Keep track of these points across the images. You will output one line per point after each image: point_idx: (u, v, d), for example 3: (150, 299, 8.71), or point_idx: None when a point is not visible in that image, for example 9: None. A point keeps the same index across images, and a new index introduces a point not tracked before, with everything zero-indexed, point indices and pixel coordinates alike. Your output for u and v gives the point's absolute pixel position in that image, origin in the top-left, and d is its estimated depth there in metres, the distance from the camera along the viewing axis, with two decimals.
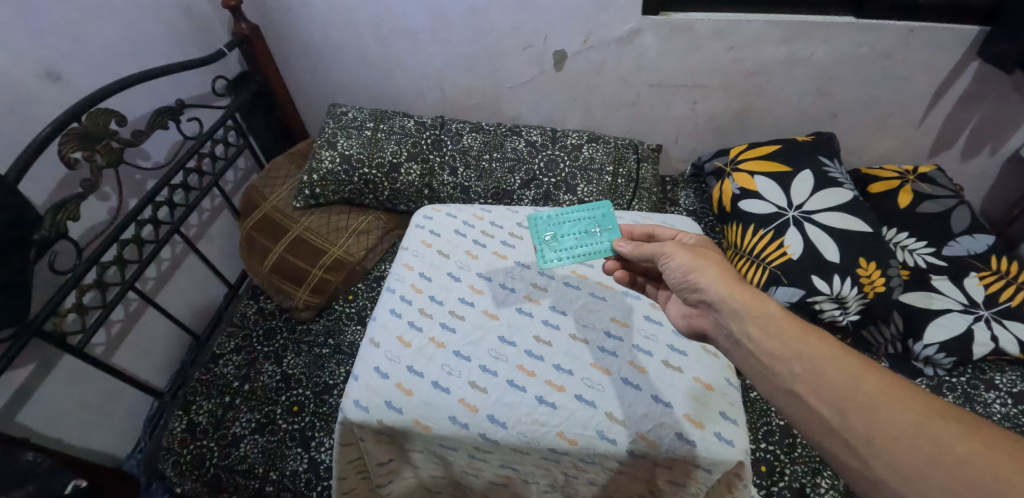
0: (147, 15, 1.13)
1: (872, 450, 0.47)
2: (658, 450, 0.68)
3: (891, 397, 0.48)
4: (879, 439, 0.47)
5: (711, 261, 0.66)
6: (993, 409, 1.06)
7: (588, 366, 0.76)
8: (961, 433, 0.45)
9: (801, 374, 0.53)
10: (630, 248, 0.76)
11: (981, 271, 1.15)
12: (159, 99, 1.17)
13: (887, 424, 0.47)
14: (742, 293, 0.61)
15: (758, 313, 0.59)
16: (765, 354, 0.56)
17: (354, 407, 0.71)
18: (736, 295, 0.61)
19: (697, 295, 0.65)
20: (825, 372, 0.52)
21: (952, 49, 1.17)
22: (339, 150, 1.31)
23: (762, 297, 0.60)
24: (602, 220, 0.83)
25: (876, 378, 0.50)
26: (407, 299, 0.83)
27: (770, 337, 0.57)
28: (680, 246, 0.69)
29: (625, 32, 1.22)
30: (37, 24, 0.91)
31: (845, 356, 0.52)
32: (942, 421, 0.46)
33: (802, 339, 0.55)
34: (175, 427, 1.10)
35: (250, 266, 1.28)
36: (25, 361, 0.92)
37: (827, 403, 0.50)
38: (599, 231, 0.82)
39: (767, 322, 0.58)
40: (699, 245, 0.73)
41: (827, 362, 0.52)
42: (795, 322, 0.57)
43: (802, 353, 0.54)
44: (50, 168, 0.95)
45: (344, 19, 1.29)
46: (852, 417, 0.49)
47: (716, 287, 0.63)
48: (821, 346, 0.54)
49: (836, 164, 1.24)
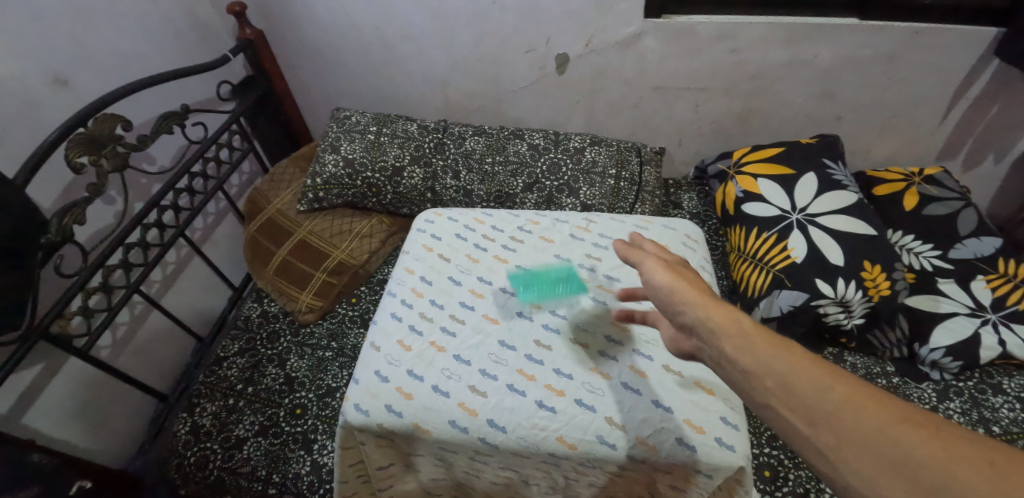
0: (154, 21, 1.15)
1: (842, 458, 0.45)
2: (658, 456, 0.67)
3: (857, 404, 0.47)
4: (847, 448, 0.45)
5: (689, 283, 0.64)
6: (1000, 414, 1.04)
7: (588, 371, 0.75)
8: (922, 435, 0.44)
9: (771, 385, 0.51)
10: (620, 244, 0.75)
11: (988, 275, 1.12)
12: (164, 104, 1.19)
13: (853, 431, 0.46)
14: (717, 313, 0.59)
15: (732, 332, 0.56)
16: (738, 369, 0.54)
17: (354, 411, 0.72)
18: (712, 315, 0.59)
19: (675, 316, 0.63)
20: (793, 383, 0.50)
21: (958, 50, 1.16)
22: (342, 153, 1.32)
23: (733, 312, 0.58)
24: (574, 276, 0.88)
25: (843, 385, 0.49)
26: (408, 303, 0.83)
27: (743, 352, 0.54)
28: (663, 265, 0.68)
29: (627, 36, 1.22)
30: (45, 31, 0.92)
31: (812, 363, 0.51)
32: (903, 424, 0.45)
33: (773, 350, 0.53)
34: (180, 430, 1.11)
35: (254, 269, 1.30)
36: (32, 363, 0.93)
37: (797, 413, 0.49)
38: (571, 285, 0.86)
39: (739, 338, 0.56)
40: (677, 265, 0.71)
41: (796, 373, 0.50)
42: (764, 333, 0.55)
43: (771, 364, 0.52)
44: (57, 173, 0.96)
45: (348, 23, 1.30)
46: (823, 428, 0.47)
47: (693, 307, 0.61)
48: (789, 356, 0.52)
49: (840, 166, 1.23)
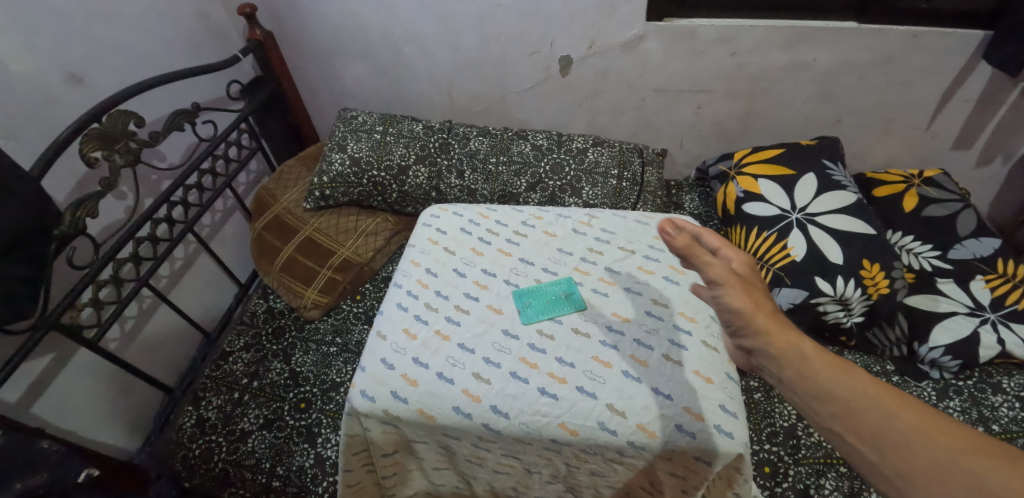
0: (166, 21, 1.17)
1: (912, 486, 0.46)
2: (658, 442, 0.68)
3: (924, 432, 0.47)
4: (918, 475, 0.45)
5: (760, 306, 0.63)
6: (1000, 413, 1.05)
7: (590, 359, 0.76)
8: (996, 466, 0.43)
9: (834, 409, 0.52)
10: (681, 242, 0.70)
11: (987, 274, 1.13)
12: (175, 102, 1.21)
13: (924, 459, 0.46)
14: (777, 337, 0.59)
15: (791, 357, 0.57)
16: (800, 393, 0.55)
17: (360, 397, 0.74)
18: (771, 338, 0.59)
19: (741, 336, 0.64)
20: (857, 409, 0.50)
21: (956, 53, 1.18)
22: (349, 152, 1.34)
23: (795, 337, 0.58)
24: (567, 286, 0.86)
25: (910, 412, 0.49)
26: (414, 294, 0.85)
27: (802, 377, 0.55)
28: (733, 283, 0.66)
29: (630, 39, 1.24)
30: (62, 28, 0.95)
31: (876, 388, 0.51)
32: (975, 455, 0.45)
33: (835, 375, 0.53)
34: (186, 422, 1.13)
35: (261, 265, 1.31)
36: (42, 352, 0.95)
37: (862, 438, 0.49)
38: (566, 295, 0.84)
39: (799, 363, 0.56)
40: (748, 276, 0.69)
41: (860, 398, 0.51)
42: (827, 358, 0.56)
43: (833, 389, 0.53)
44: (70, 167, 0.98)
45: (356, 25, 1.33)
46: (890, 454, 0.47)
47: (761, 335, 0.61)
48: (851, 381, 0.53)
49: (840, 167, 1.25)
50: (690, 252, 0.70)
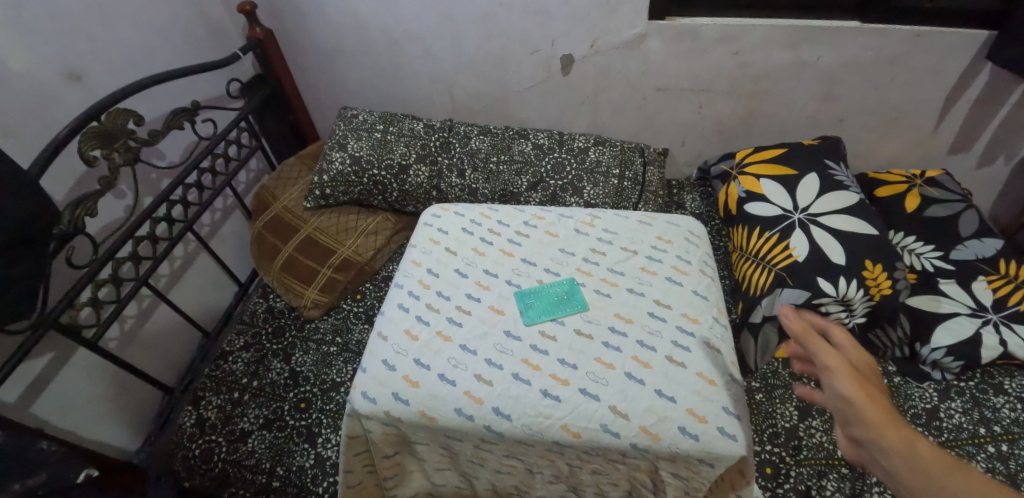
0: (166, 19, 1.17)
1: None
2: (661, 445, 0.68)
3: None
4: None
5: (876, 403, 0.62)
6: (1001, 414, 1.04)
7: (593, 361, 0.76)
8: None
9: None
10: (800, 328, 0.71)
11: (989, 275, 1.13)
12: (174, 100, 1.20)
13: None
14: (891, 432, 0.58)
15: (904, 452, 0.56)
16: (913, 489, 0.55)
17: (362, 399, 0.73)
18: (884, 432, 0.59)
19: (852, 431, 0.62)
20: None
21: (959, 52, 1.17)
22: (349, 151, 1.34)
23: (908, 434, 0.58)
24: (569, 288, 0.85)
25: None
26: (415, 295, 0.85)
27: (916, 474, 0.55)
28: (850, 373, 0.65)
29: (632, 37, 1.24)
30: (61, 26, 0.94)
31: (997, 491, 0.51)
32: None
33: (951, 475, 0.53)
34: (186, 422, 1.12)
35: (260, 265, 1.30)
36: (41, 352, 0.95)
37: None
38: (568, 296, 0.84)
39: (910, 459, 0.56)
40: (864, 370, 0.67)
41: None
42: (940, 456, 0.55)
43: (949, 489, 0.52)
44: (69, 166, 0.98)
45: (357, 23, 1.32)
46: None
47: (874, 429, 0.59)
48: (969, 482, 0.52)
49: (842, 168, 1.25)
50: (807, 339, 0.70)
